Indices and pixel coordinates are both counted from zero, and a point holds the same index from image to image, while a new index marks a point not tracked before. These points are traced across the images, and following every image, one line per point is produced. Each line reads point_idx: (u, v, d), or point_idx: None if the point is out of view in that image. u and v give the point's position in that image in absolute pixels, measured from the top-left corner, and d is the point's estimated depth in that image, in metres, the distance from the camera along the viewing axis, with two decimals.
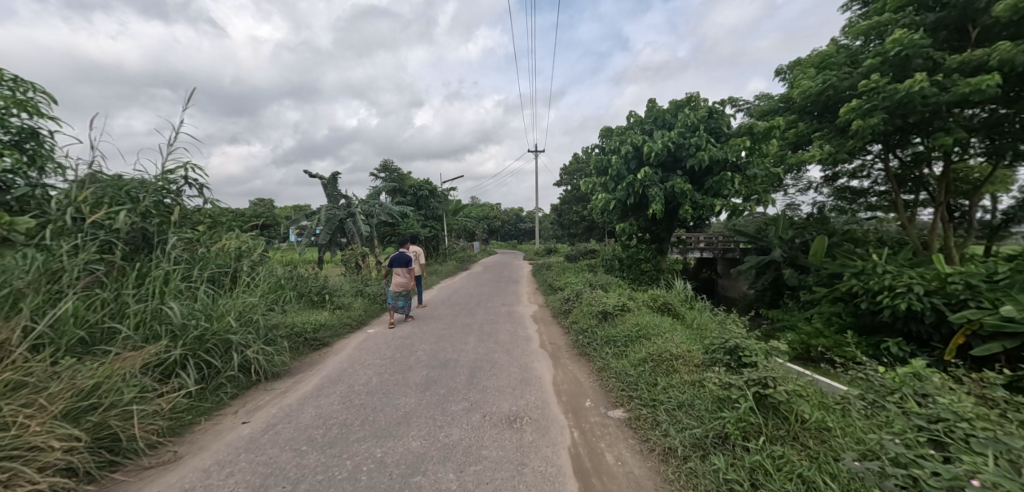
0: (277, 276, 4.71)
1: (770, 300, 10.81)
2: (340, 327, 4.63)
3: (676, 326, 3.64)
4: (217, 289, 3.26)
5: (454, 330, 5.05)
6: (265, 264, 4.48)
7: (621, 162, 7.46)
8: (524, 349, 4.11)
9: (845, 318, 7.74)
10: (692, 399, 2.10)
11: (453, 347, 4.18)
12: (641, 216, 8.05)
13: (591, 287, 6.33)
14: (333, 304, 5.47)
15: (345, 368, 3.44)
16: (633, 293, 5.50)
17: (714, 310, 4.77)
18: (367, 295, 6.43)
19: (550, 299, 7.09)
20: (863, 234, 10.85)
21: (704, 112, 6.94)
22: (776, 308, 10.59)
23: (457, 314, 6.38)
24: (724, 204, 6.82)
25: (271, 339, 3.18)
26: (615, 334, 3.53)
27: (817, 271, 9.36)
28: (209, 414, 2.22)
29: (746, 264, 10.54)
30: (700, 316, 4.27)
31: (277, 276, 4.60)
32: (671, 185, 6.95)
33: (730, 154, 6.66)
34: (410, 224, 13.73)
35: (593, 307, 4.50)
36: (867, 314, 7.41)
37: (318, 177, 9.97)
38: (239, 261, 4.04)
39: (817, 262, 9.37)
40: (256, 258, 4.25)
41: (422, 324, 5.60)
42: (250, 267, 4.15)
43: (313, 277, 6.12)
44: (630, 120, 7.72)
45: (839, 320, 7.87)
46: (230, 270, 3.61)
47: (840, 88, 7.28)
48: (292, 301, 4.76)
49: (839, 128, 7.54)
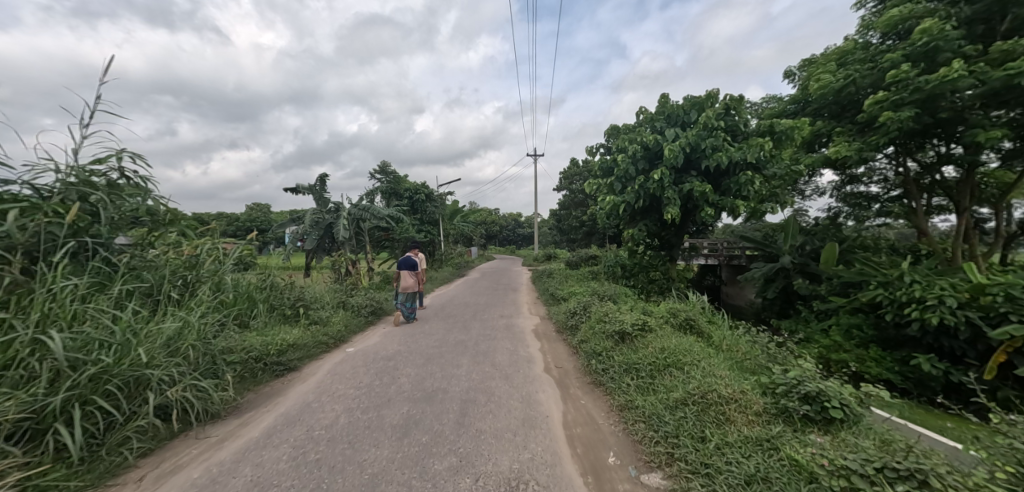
0: (233, 290, 4.07)
1: (780, 309, 10.26)
2: (313, 348, 4.01)
3: (709, 351, 3.04)
4: (144, 309, 2.66)
5: (445, 349, 4.43)
6: (220, 274, 3.86)
7: (629, 162, 6.92)
8: (525, 375, 3.50)
9: (866, 330, 7.12)
10: (767, 469, 1.49)
11: (444, 372, 3.57)
12: (649, 221, 7.49)
13: (599, 299, 5.72)
14: (308, 319, 4.82)
15: (309, 402, 2.82)
16: (648, 307, 4.89)
17: (742, 329, 4.19)
18: (350, 307, 5.78)
19: (553, 310, 6.49)
20: (875, 240, 10.33)
21: (721, 107, 6.39)
22: (787, 318, 10.03)
23: (450, 328, 5.74)
24: (744, 205, 6.29)
25: (212, 370, 2.57)
26: (639, 361, 2.92)
27: (832, 279, 8.83)
28: (93, 488, 1.60)
29: (756, 272, 9.98)
30: (730, 337, 3.70)
31: (231, 291, 3.96)
32: (687, 187, 6.43)
33: (747, 155, 6.13)
34: (406, 229, 13.20)
35: (606, 325, 3.88)
36: (891, 328, 6.81)
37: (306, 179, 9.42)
38: (188, 274, 3.42)
39: (831, 268, 8.83)
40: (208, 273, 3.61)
41: (410, 340, 4.96)
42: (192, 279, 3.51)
43: (292, 286, 5.52)
44: (639, 118, 7.19)
45: (860, 333, 7.24)
46: (164, 284, 3.00)
47: (863, 85, 6.75)
48: (246, 317, 4.08)
49: (862, 126, 7.00)
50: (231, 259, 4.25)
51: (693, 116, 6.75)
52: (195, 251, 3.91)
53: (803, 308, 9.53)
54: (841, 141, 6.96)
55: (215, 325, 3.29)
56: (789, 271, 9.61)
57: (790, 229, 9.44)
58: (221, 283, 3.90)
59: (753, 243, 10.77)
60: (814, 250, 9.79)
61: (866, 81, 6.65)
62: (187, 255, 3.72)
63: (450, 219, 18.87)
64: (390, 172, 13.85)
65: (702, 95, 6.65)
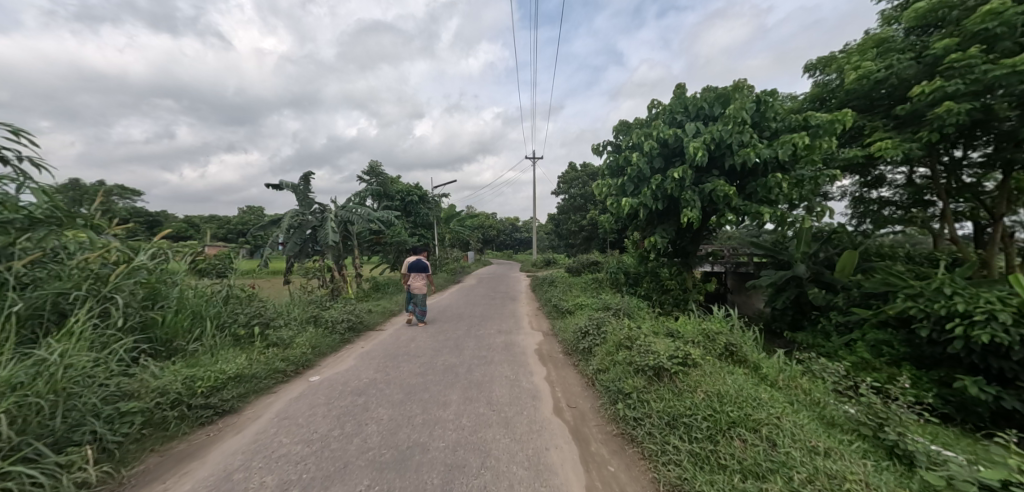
0: (149, 310, 3.23)
1: (791, 321, 9.50)
2: (264, 379, 3.19)
3: (779, 398, 2.26)
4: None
5: (429, 380, 3.59)
6: (127, 289, 3.04)
7: (644, 159, 6.25)
8: (530, 424, 2.68)
9: (898, 347, 6.20)
10: None
11: (426, 417, 2.76)
12: (664, 226, 6.78)
13: (613, 315, 4.97)
14: (264, 340, 3.97)
15: (228, 472, 1.99)
16: (675, 327, 4.11)
17: (791, 361, 3.45)
18: (321, 323, 4.95)
19: (559, 326, 5.73)
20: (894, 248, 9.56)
21: (753, 102, 5.68)
22: (800, 331, 9.27)
23: (440, 347, 4.92)
24: (772, 212, 5.58)
25: (73, 435, 1.74)
26: (688, 412, 2.11)
27: (850, 289, 8.17)
28: None
29: (766, 281, 9.07)
30: (783, 374, 2.97)
31: (145, 312, 3.12)
32: (710, 188, 5.76)
33: (778, 153, 5.45)
34: (398, 232, 12.46)
35: (631, 355, 3.07)
36: (926, 344, 5.84)
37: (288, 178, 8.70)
38: (73, 298, 2.66)
39: (848, 278, 8.12)
40: (103, 295, 2.84)
41: (389, 364, 4.12)
42: (70, 303, 2.67)
43: (251, 300, 4.70)
44: (654, 111, 6.51)
45: (890, 350, 6.31)
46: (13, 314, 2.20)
47: (905, 77, 6.24)
48: (165, 344, 3.23)
49: (902, 121, 6.51)
50: (145, 275, 3.41)
51: (717, 108, 6.03)
52: (94, 262, 3.08)
53: (820, 321, 8.79)
54: (881, 137, 6.33)
55: (106, 363, 2.47)
56: (802, 280, 8.86)
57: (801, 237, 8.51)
58: (139, 304, 3.11)
59: (762, 251, 10.13)
60: (829, 258, 9.10)
61: (909, 73, 6.14)
62: (72, 269, 2.89)
63: (445, 222, 18.13)
64: (381, 172, 13.11)
65: (727, 86, 5.92)
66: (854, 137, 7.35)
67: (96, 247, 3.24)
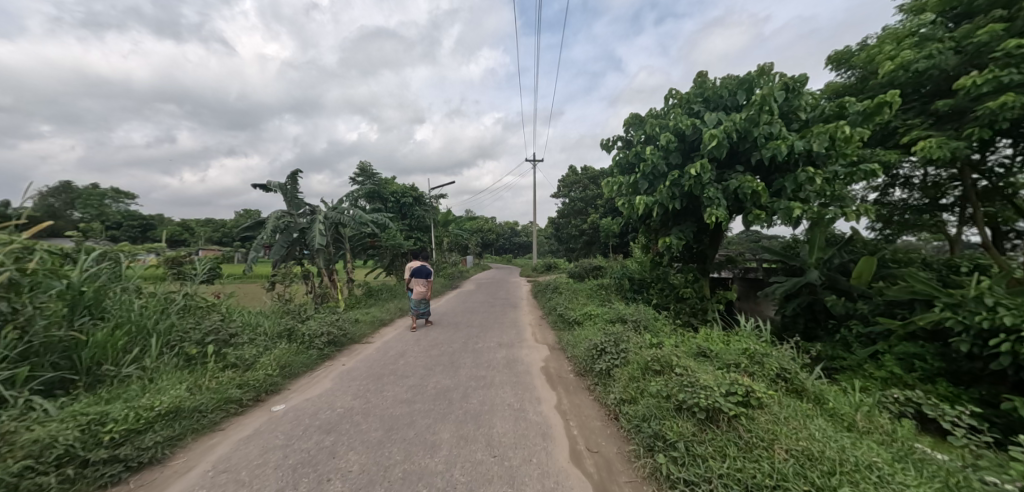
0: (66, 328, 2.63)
1: (804, 328, 8.73)
2: (208, 413, 2.53)
3: (890, 461, 1.63)
4: None
5: (418, 413, 2.97)
6: (29, 302, 2.41)
7: (659, 154, 5.71)
8: (545, 478, 2.05)
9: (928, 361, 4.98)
10: None
11: (408, 469, 2.13)
12: (681, 227, 6.19)
13: (631, 329, 4.39)
14: (222, 360, 3.32)
15: None
16: (708, 346, 3.52)
17: (852, 393, 2.81)
18: (297, 337, 4.34)
19: (568, 339, 5.12)
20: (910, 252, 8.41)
21: (782, 89, 5.14)
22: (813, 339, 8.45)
23: (434, 365, 4.29)
24: (804, 209, 4.95)
25: None
26: (774, 484, 1.48)
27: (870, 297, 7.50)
28: None
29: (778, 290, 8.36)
30: (855, 411, 2.34)
31: (54, 330, 2.51)
32: (735, 184, 5.21)
33: (811, 145, 4.88)
34: (394, 235, 11.89)
35: (668, 386, 2.43)
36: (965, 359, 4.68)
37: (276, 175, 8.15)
38: None
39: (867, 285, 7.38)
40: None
41: (372, 388, 3.49)
42: None
43: (212, 310, 4.11)
44: (671, 102, 5.98)
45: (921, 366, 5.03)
46: None
47: (946, 67, 5.84)
48: (82, 370, 2.59)
49: (943, 115, 6.14)
50: (64, 286, 2.81)
51: (739, 97, 5.46)
52: None
53: (838, 331, 7.88)
54: (920, 135, 6.00)
55: None
56: (816, 287, 8.15)
57: (818, 240, 7.89)
58: (41, 321, 2.45)
59: (773, 256, 9.55)
60: (844, 264, 8.33)
61: (950, 63, 5.76)
62: None
63: (443, 225, 17.58)
64: (373, 173, 12.62)
65: (751, 71, 5.35)
66: (886, 134, 6.95)
67: (1, 247, 2.65)
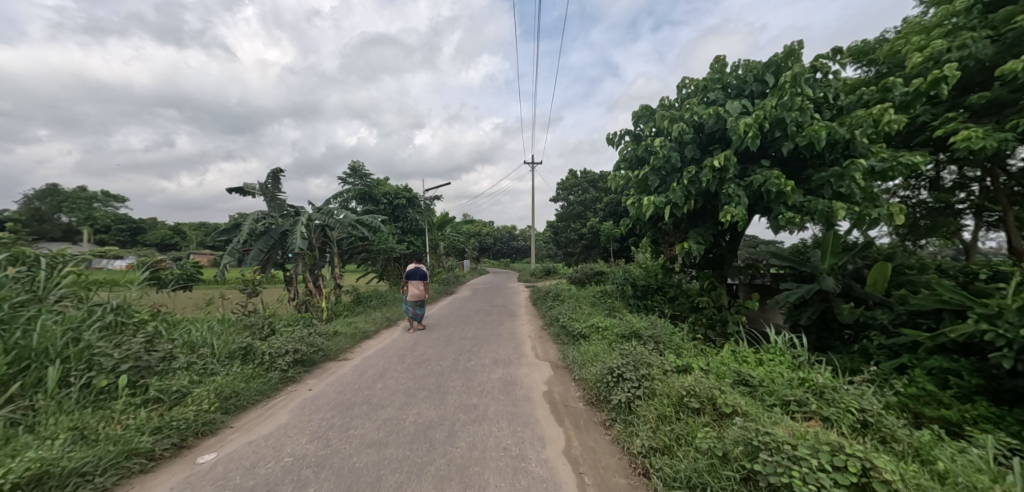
0: None
1: (817, 340, 7.79)
2: (94, 477, 1.84)
3: None
4: None
5: (388, 465, 2.27)
6: None
7: (673, 147, 5.10)
8: None
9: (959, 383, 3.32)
10: None
11: None
12: (700, 229, 5.55)
13: (650, 349, 3.71)
14: (142, 394, 2.64)
15: None
16: (752, 373, 2.84)
17: (957, 443, 2.13)
18: (254, 358, 3.65)
19: (576, 358, 4.43)
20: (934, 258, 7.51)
21: (813, 73, 4.54)
22: (826, 351, 7.58)
23: (418, 391, 3.61)
24: (846, 208, 4.32)
25: None
26: None
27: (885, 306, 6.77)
28: None
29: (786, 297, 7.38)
30: (990, 480, 1.66)
31: None
32: (762, 181, 4.58)
33: (852, 133, 4.27)
34: (383, 239, 11.21)
35: (727, 442, 1.75)
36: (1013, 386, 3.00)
37: (268, 172, 7.60)
38: None
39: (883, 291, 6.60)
40: None
41: (336, 426, 2.80)
42: None
43: (149, 329, 3.43)
44: (685, 93, 5.38)
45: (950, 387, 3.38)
46: None
47: (984, 56, 5.27)
48: None
49: (980, 110, 5.57)
50: None
51: (764, 82, 4.86)
52: None
53: (856, 342, 7.09)
54: (957, 129, 5.41)
55: None
56: (829, 295, 7.34)
57: (829, 245, 7.22)
58: None
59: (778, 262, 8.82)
60: (858, 270, 7.62)
61: (990, 50, 5.19)
62: None
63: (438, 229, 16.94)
64: (364, 173, 11.98)
65: (777, 53, 4.75)
66: (914, 130, 6.39)
67: None
